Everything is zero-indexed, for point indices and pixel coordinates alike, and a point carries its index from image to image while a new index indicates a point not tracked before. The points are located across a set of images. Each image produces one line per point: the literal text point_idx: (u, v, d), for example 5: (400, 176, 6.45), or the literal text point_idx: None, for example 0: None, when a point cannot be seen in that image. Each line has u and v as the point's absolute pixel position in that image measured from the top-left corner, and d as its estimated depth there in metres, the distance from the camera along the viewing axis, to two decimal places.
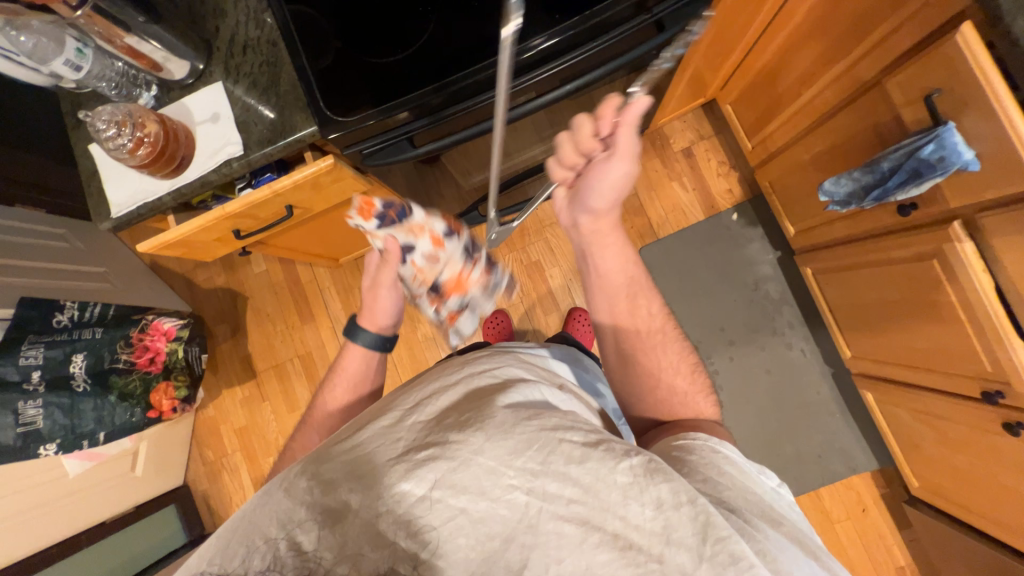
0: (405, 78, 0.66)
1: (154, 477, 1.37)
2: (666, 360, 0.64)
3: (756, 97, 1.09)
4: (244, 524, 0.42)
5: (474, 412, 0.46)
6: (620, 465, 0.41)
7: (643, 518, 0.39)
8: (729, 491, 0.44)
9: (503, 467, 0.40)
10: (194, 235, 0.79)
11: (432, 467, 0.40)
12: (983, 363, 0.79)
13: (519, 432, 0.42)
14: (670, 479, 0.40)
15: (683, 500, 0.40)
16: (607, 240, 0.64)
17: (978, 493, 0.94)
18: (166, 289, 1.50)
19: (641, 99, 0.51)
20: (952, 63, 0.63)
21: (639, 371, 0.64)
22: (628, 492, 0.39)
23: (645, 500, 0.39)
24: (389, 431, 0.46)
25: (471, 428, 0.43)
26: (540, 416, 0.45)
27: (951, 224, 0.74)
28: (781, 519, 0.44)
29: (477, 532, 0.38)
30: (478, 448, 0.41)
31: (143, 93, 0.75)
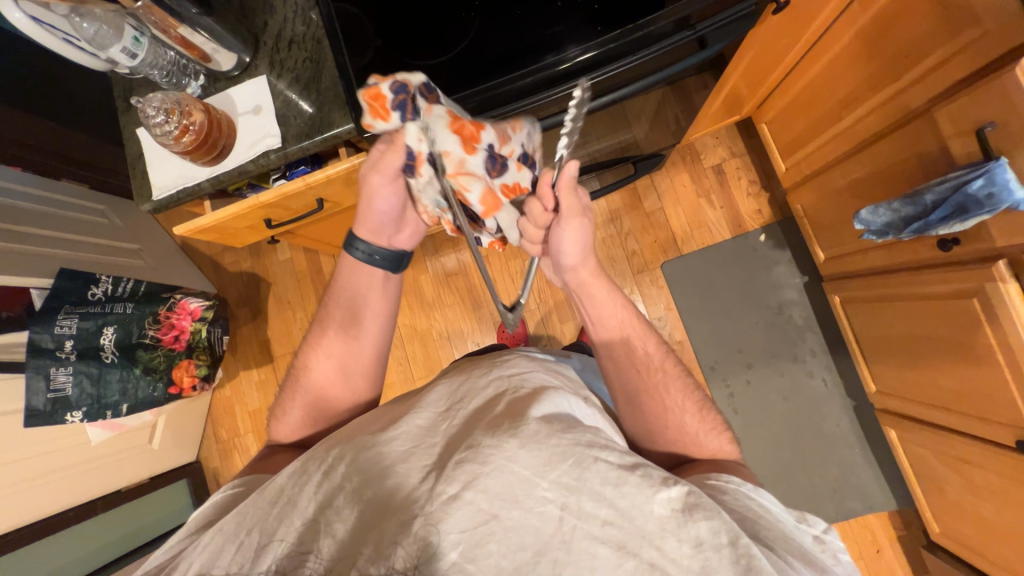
0: (444, 82, 0.67)
1: (170, 451, 1.41)
2: (672, 400, 0.63)
3: (794, 118, 1.06)
4: (283, 499, 0.46)
5: (507, 417, 0.46)
6: (658, 495, 0.41)
7: (681, 553, 0.39)
8: (770, 533, 0.44)
9: (537, 478, 0.40)
10: (228, 221, 0.81)
11: (465, 469, 0.41)
12: (1021, 411, 0.75)
13: (553, 444, 0.42)
14: (711, 517, 0.40)
15: (723, 540, 0.39)
16: (595, 287, 0.65)
17: (1005, 546, 0.89)
18: (195, 270, 1.54)
19: (569, 163, 0.53)
20: (1009, 97, 0.60)
21: (648, 414, 0.63)
22: (666, 525, 0.40)
23: (683, 535, 0.39)
24: (424, 434, 0.48)
25: (506, 433, 0.43)
26: (573, 429, 0.45)
27: (996, 264, 0.71)
28: (825, 568, 0.43)
29: (507, 540, 0.38)
30: (512, 455, 0.41)
31: (190, 83, 0.77)
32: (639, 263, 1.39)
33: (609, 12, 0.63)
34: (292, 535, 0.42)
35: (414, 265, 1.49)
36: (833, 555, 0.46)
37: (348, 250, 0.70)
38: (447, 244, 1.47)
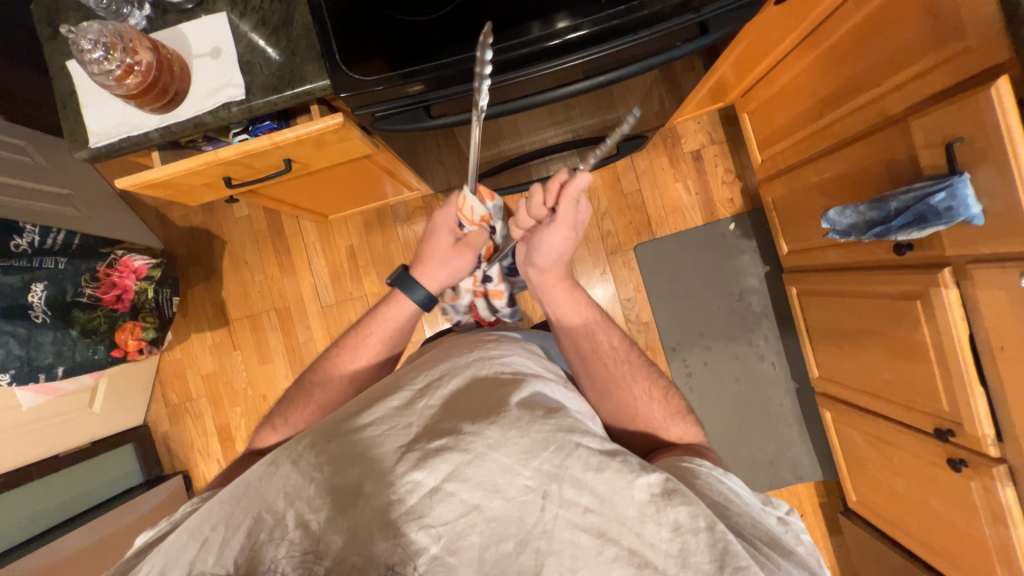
0: (430, 44, 0.62)
1: (113, 415, 1.32)
2: (639, 390, 0.66)
3: (776, 111, 1.08)
4: (249, 493, 0.43)
5: (487, 406, 0.46)
6: (637, 480, 0.42)
7: (660, 537, 0.40)
8: (742, 519, 0.45)
9: (519, 467, 0.41)
10: (182, 177, 0.73)
11: (445, 459, 0.41)
12: (943, 403, 0.84)
13: (535, 432, 0.43)
14: (689, 502, 0.41)
15: (701, 525, 0.40)
16: (557, 293, 0.70)
17: (910, 515, 1.02)
18: (137, 222, 1.41)
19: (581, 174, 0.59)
20: (981, 116, 0.63)
21: (619, 404, 0.65)
22: (645, 511, 0.40)
23: (662, 520, 0.40)
24: (400, 415, 0.47)
25: (486, 420, 0.44)
26: (555, 415, 0.45)
27: (942, 270, 0.77)
28: (792, 548, 0.44)
29: (490, 530, 0.39)
30: (494, 444, 0.42)
31: (134, 12, 0.67)
32: (613, 243, 1.40)
33: None
34: (260, 527, 0.41)
35: (385, 232, 1.42)
36: (796, 535, 0.47)
37: (407, 294, 0.72)
38: (420, 211, 1.41)
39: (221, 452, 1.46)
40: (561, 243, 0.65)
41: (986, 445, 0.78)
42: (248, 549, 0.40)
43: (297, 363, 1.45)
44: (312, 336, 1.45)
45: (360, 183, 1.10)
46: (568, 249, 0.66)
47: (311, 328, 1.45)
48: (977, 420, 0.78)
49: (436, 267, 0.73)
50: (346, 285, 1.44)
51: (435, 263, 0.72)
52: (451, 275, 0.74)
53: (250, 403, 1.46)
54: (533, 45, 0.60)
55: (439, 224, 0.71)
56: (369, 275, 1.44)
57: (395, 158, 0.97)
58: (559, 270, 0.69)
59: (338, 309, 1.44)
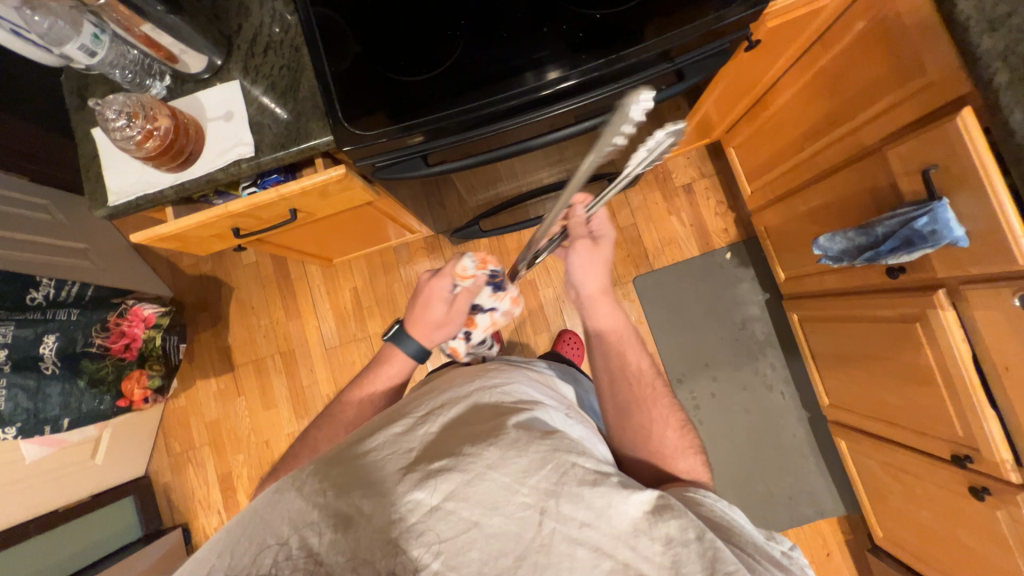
0: (426, 98, 0.66)
1: (115, 465, 1.31)
2: (658, 414, 0.66)
3: (760, 145, 1.12)
4: (254, 523, 0.42)
5: (484, 429, 0.46)
6: (630, 496, 0.41)
7: (652, 550, 0.39)
8: (742, 538, 0.44)
9: (517, 484, 0.40)
10: (192, 230, 0.77)
11: (446, 478, 0.41)
12: (956, 427, 0.82)
13: (532, 451, 0.43)
14: (679, 515, 0.41)
15: (690, 536, 0.40)
16: (603, 305, 0.71)
17: (940, 550, 0.96)
18: (150, 272, 1.45)
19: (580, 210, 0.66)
20: (950, 143, 0.66)
21: (632, 423, 0.65)
22: (638, 525, 0.40)
23: (654, 533, 0.40)
24: (400, 439, 0.47)
25: (485, 442, 0.44)
26: (551, 436, 0.45)
27: (936, 291, 0.77)
28: (789, 562, 0.44)
29: (490, 546, 0.38)
30: (493, 463, 0.42)
31: (155, 83, 0.73)
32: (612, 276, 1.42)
33: (592, 39, 0.64)
34: (263, 555, 0.39)
35: (388, 274, 1.46)
36: (801, 570, 0.43)
37: (400, 349, 0.77)
38: (422, 253, 1.45)
39: (222, 503, 1.42)
40: (587, 257, 0.68)
41: (1006, 471, 0.75)
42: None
43: (301, 408, 1.44)
44: (316, 379, 1.45)
45: (362, 228, 1.14)
46: (599, 257, 0.69)
47: (315, 371, 1.45)
48: (993, 444, 0.76)
49: (431, 328, 0.78)
50: (350, 327, 1.46)
51: (428, 325, 0.78)
52: (443, 331, 0.80)
53: (253, 451, 1.44)
54: (522, 96, 0.64)
55: (432, 292, 0.76)
56: (372, 317, 1.46)
57: (397, 204, 1.02)
58: (601, 282, 0.70)
59: (342, 350, 1.45)
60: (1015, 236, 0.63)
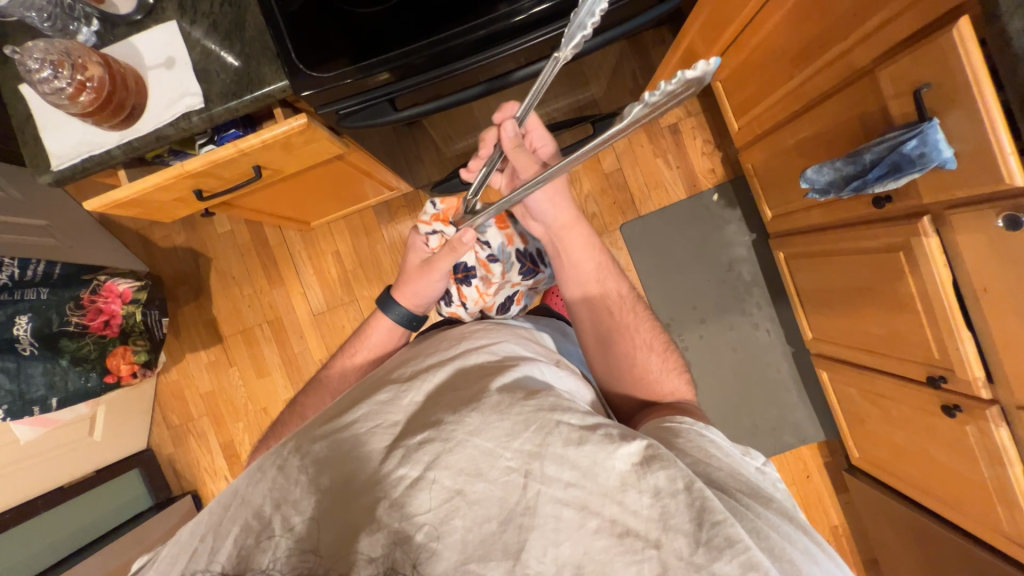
0: (388, 34, 0.61)
1: (115, 441, 1.32)
2: (640, 339, 0.67)
3: (748, 77, 1.07)
4: (235, 501, 0.43)
5: (466, 395, 0.46)
6: (618, 451, 0.40)
7: (640, 504, 0.39)
8: (723, 474, 0.44)
9: (500, 449, 0.40)
10: (150, 194, 0.72)
11: (428, 449, 0.41)
12: (933, 351, 0.84)
13: (515, 413, 0.42)
14: (667, 466, 0.40)
15: (679, 487, 0.39)
16: (572, 238, 0.68)
17: (911, 465, 1.03)
18: (120, 246, 1.40)
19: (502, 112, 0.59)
20: (944, 58, 0.63)
21: (615, 353, 0.66)
22: (626, 480, 0.39)
23: (643, 486, 0.39)
24: (383, 411, 0.46)
25: (466, 408, 0.43)
26: (535, 396, 0.45)
27: (921, 219, 0.77)
28: (772, 499, 0.44)
29: (473, 514, 0.38)
30: (474, 429, 0.41)
31: (82, 28, 0.66)
32: (599, 225, 1.40)
33: None
34: (248, 531, 0.40)
35: (370, 235, 1.42)
36: (772, 483, 0.47)
37: (384, 315, 0.78)
38: (403, 211, 1.41)
39: (228, 469, 1.46)
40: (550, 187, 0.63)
41: (977, 388, 0.79)
42: (231, 558, 0.39)
43: (295, 374, 1.44)
44: (307, 345, 1.44)
45: (337, 186, 1.09)
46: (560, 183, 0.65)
47: (306, 337, 1.44)
48: (967, 363, 0.78)
49: (410, 287, 0.78)
50: (336, 292, 1.44)
51: (406, 283, 0.78)
52: (421, 293, 0.78)
53: (252, 418, 1.46)
54: (491, 26, 0.59)
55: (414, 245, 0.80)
56: (358, 280, 1.43)
57: (370, 158, 0.96)
58: (566, 211, 0.66)
59: (331, 315, 1.44)
60: (1003, 154, 0.61)
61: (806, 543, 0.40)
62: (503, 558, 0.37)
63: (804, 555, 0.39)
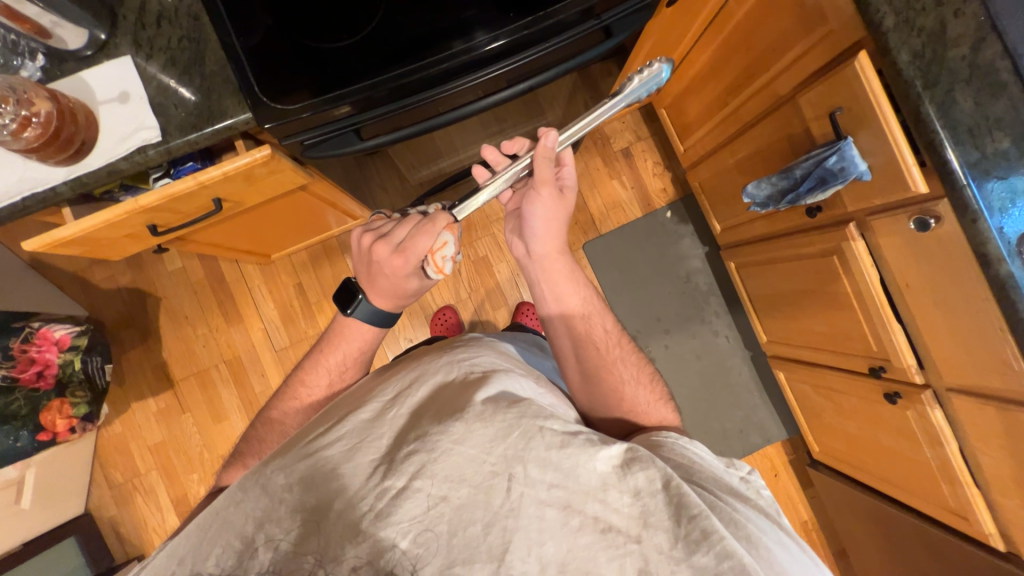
0: (351, 68, 0.63)
1: (49, 506, 1.18)
2: (627, 374, 0.66)
3: (688, 103, 1.17)
4: (218, 521, 0.42)
5: (452, 404, 0.45)
6: (599, 453, 0.41)
7: (622, 502, 0.40)
8: (704, 476, 0.47)
9: (484, 454, 0.40)
10: (98, 232, 0.69)
11: (413, 460, 0.40)
12: (871, 344, 0.92)
13: (498, 420, 0.42)
14: (646, 467, 0.41)
15: (658, 487, 0.40)
16: (557, 271, 0.69)
17: (864, 453, 1.10)
18: (56, 290, 1.30)
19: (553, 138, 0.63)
20: (850, 86, 0.72)
21: (604, 387, 0.65)
22: (607, 479, 0.41)
23: (623, 486, 0.40)
24: (370, 426, 0.45)
25: (450, 418, 0.43)
26: (519, 403, 0.44)
27: (849, 225, 0.86)
28: (747, 495, 0.46)
29: (459, 517, 0.38)
30: (459, 438, 0.41)
31: (26, 63, 0.64)
32: None
33: None
34: (230, 553, 0.39)
35: (333, 265, 1.39)
36: (756, 490, 0.47)
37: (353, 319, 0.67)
38: None
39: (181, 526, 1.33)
40: (552, 207, 0.66)
41: (912, 374, 0.87)
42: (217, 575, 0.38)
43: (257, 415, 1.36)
44: (269, 383, 1.37)
45: (299, 217, 1.07)
46: (563, 208, 0.68)
47: (267, 375, 1.37)
48: (901, 353, 0.86)
49: (394, 298, 0.66)
50: (299, 326, 1.39)
51: (391, 296, 0.66)
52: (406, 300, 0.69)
53: (209, 467, 1.35)
54: (450, 60, 0.62)
55: (399, 271, 0.61)
56: (322, 311, 1.39)
57: (333, 187, 0.96)
58: (556, 241, 0.69)
59: (294, 350, 1.38)
60: (907, 166, 0.70)
61: (778, 533, 0.43)
62: (488, 560, 0.37)
63: (777, 544, 0.42)
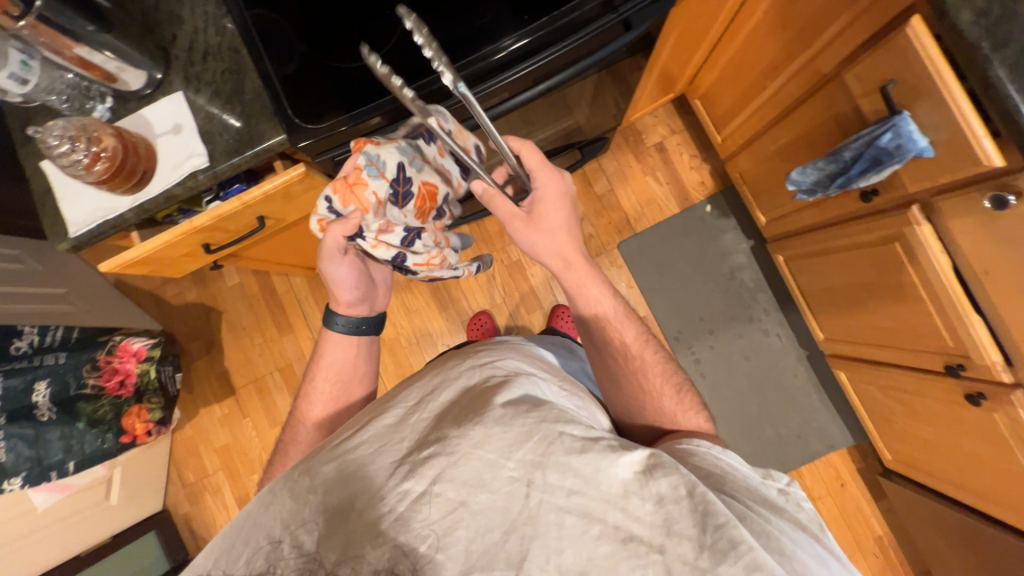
0: (375, 84, 0.65)
1: (132, 502, 1.30)
2: (656, 379, 0.63)
3: (723, 90, 1.12)
4: (248, 525, 0.42)
5: (471, 408, 0.45)
6: (620, 459, 0.41)
7: (644, 510, 0.39)
8: (735, 487, 0.44)
9: (503, 459, 0.40)
10: (161, 251, 0.76)
11: (433, 464, 0.40)
12: (946, 339, 0.83)
13: (518, 424, 0.42)
14: (669, 473, 0.40)
15: (681, 493, 0.39)
16: (582, 275, 0.66)
17: (946, 461, 0.99)
18: (135, 307, 1.44)
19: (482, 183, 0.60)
20: (903, 54, 0.66)
21: (628, 394, 0.63)
22: (629, 487, 0.39)
23: (645, 493, 0.39)
24: (391, 431, 0.45)
25: (470, 422, 0.43)
26: (539, 408, 0.44)
27: (912, 207, 0.78)
28: (784, 508, 0.44)
29: (477, 524, 0.38)
30: (479, 442, 0.41)
31: (96, 106, 0.72)
32: (596, 246, 1.42)
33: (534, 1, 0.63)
34: (259, 555, 0.39)
35: None
36: (797, 504, 0.45)
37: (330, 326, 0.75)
38: None
39: None
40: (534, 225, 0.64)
41: (998, 372, 0.77)
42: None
43: None
44: None
45: None
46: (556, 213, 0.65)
47: None
48: (982, 348, 0.77)
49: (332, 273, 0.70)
50: None
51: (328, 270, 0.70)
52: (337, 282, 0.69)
53: None
54: (470, 68, 0.63)
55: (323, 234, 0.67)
56: None
57: None
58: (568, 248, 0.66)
59: None
60: (976, 137, 0.63)
61: (816, 548, 0.40)
62: (507, 568, 0.37)
63: (815, 561, 0.39)
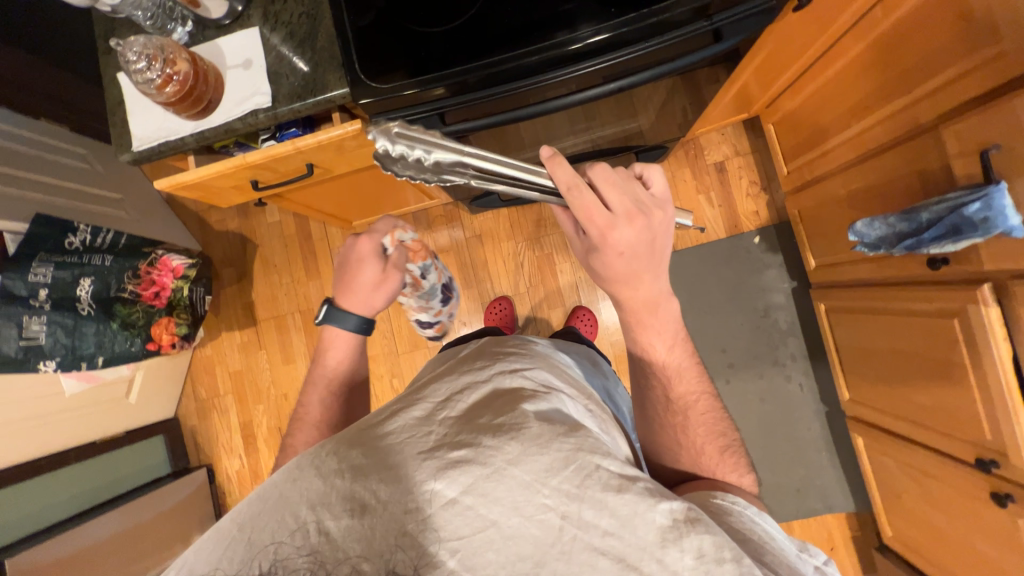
0: (445, 53, 0.64)
1: (147, 405, 1.39)
2: (695, 423, 0.59)
3: (803, 120, 1.05)
4: (274, 496, 0.38)
5: (506, 418, 0.42)
6: (659, 505, 0.37)
7: (682, 565, 0.36)
8: (774, 559, 0.41)
9: (538, 484, 0.37)
10: (213, 180, 0.78)
11: (465, 471, 0.38)
12: (985, 431, 0.77)
13: (555, 449, 0.39)
14: (712, 531, 0.37)
15: (726, 556, 0.36)
16: (647, 323, 0.57)
17: (950, 552, 0.94)
18: (180, 225, 1.51)
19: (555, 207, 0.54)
20: (1016, 120, 0.59)
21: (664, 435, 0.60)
22: (665, 536, 0.36)
23: (683, 546, 0.36)
24: (420, 425, 0.42)
25: (505, 434, 0.40)
26: (576, 432, 0.41)
27: (981, 286, 0.72)
28: None
29: (507, 549, 0.36)
30: (514, 459, 0.38)
31: (177, 28, 0.74)
32: None
33: None
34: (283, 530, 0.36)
35: None
36: None
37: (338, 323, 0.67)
38: (441, 221, 1.43)
39: (243, 449, 1.51)
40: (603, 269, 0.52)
41: None
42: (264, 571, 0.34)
43: None
44: None
45: (381, 191, 1.14)
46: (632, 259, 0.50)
47: None
48: None
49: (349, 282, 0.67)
50: None
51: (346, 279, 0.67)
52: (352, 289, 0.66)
53: (273, 402, 1.51)
54: (544, 53, 0.61)
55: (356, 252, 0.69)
56: None
57: None
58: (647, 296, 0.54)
59: None
60: None
61: None
62: None
63: None
